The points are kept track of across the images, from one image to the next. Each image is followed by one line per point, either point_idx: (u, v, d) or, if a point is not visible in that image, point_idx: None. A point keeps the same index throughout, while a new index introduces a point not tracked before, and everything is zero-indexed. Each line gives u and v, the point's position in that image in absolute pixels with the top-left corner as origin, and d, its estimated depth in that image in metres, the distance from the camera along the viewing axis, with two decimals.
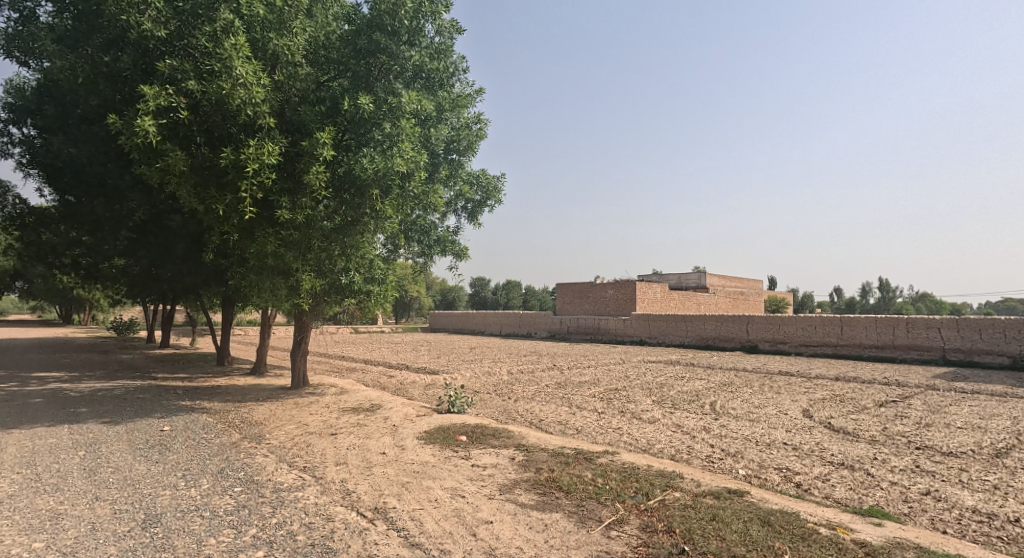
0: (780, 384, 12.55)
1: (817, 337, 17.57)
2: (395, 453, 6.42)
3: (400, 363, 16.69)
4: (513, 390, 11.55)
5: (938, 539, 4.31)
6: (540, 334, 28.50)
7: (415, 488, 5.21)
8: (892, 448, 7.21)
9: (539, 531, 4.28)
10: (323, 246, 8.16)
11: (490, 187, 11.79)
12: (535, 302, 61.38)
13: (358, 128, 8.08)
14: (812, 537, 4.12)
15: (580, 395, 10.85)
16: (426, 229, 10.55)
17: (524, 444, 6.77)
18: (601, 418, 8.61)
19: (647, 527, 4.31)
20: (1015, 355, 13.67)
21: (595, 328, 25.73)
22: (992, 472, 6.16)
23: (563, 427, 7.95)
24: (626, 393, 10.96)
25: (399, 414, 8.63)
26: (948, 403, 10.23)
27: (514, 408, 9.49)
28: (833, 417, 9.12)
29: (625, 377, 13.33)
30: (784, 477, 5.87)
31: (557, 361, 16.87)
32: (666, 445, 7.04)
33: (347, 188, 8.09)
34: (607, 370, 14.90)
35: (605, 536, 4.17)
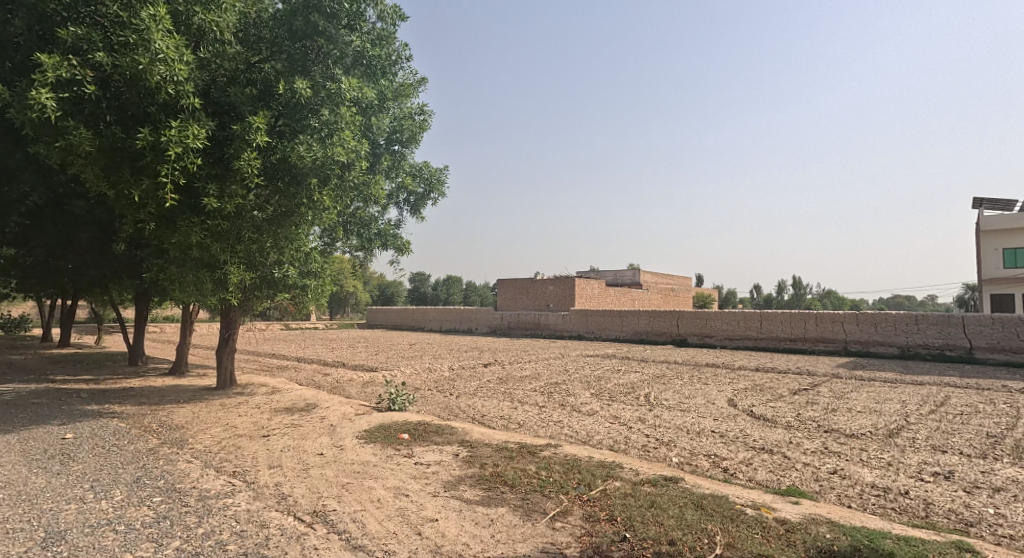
0: (707, 375, 13.43)
1: (739, 330, 18.81)
2: (334, 454, 6.52)
3: (335, 361, 16.49)
4: (454, 386, 11.78)
5: (846, 513, 4.93)
6: (481, 330, 28.69)
7: (356, 489, 5.36)
8: (805, 432, 8.00)
9: (485, 526, 4.56)
10: (254, 236, 8.08)
11: (434, 179, 11.89)
12: (475, 297, 61.63)
13: (294, 114, 7.99)
14: (740, 517, 4.62)
15: (522, 389, 11.22)
16: (365, 222, 10.54)
17: (467, 440, 7.04)
18: (542, 412, 9.01)
19: (590, 517, 4.68)
20: (906, 347, 15.28)
21: (535, 323, 26.17)
22: (886, 451, 6.99)
23: (506, 422, 8.29)
24: (565, 387, 11.45)
25: (336, 413, 8.67)
26: (851, 389, 11.36)
27: (456, 404, 9.72)
28: (754, 405, 9.94)
29: (564, 371, 13.85)
30: (712, 463, 6.43)
31: (498, 357, 17.18)
32: (604, 436, 7.50)
33: (281, 177, 8.01)
34: (546, 364, 15.37)
35: (551, 528, 4.50)
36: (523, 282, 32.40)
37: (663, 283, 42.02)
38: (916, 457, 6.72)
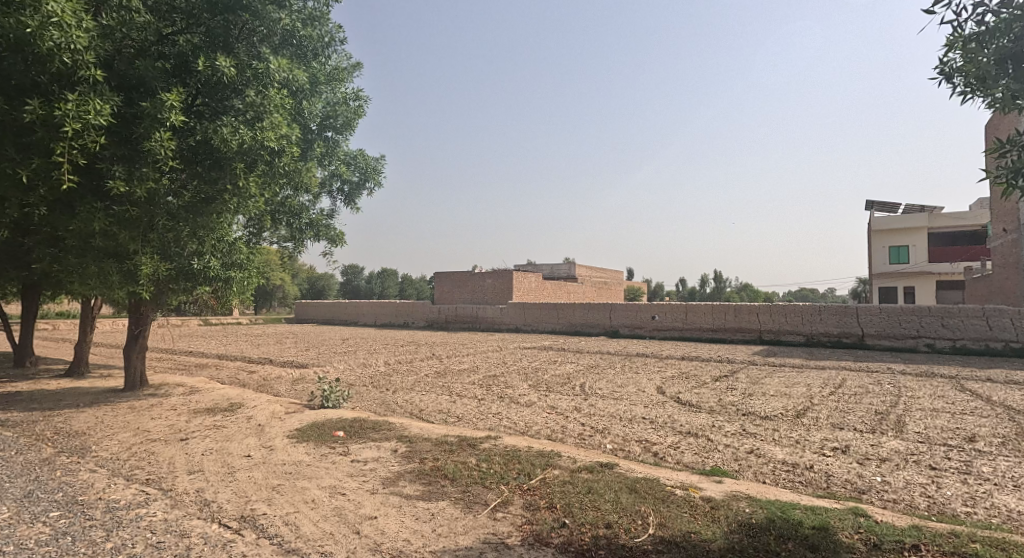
0: (637, 364, 14.22)
1: (667, 322, 19.86)
2: (263, 455, 6.55)
3: (262, 358, 16.06)
4: (391, 381, 11.88)
5: (763, 488, 5.55)
6: (418, 324, 28.54)
7: (288, 491, 5.48)
8: (726, 416, 8.74)
9: (426, 521, 4.81)
10: (169, 225, 7.57)
11: (369, 168, 11.84)
12: (411, 290, 61.04)
13: (213, 93, 7.65)
14: (671, 498, 5.10)
15: (461, 383, 11.49)
16: (295, 211, 10.33)
17: (406, 435, 7.23)
18: (482, 404, 9.33)
19: (530, 506, 5.03)
20: (813, 334, 16.74)
21: (473, 316, 26.34)
22: (794, 431, 7.77)
23: (445, 415, 8.53)
24: (503, 379, 11.82)
25: (264, 413, 8.61)
26: (765, 375, 12.43)
27: (393, 399, 9.87)
28: (681, 391, 10.71)
29: (502, 363, 14.24)
30: (643, 448, 6.95)
31: (435, 351, 17.32)
32: (542, 427, 7.91)
33: (201, 160, 7.71)
34: (484, 357, 15.70)
35: (492, 519, 4.81)
36: (460, 276, 32.52)
37: (596, 277, 43.39)
38: (819, 435, 7.50)
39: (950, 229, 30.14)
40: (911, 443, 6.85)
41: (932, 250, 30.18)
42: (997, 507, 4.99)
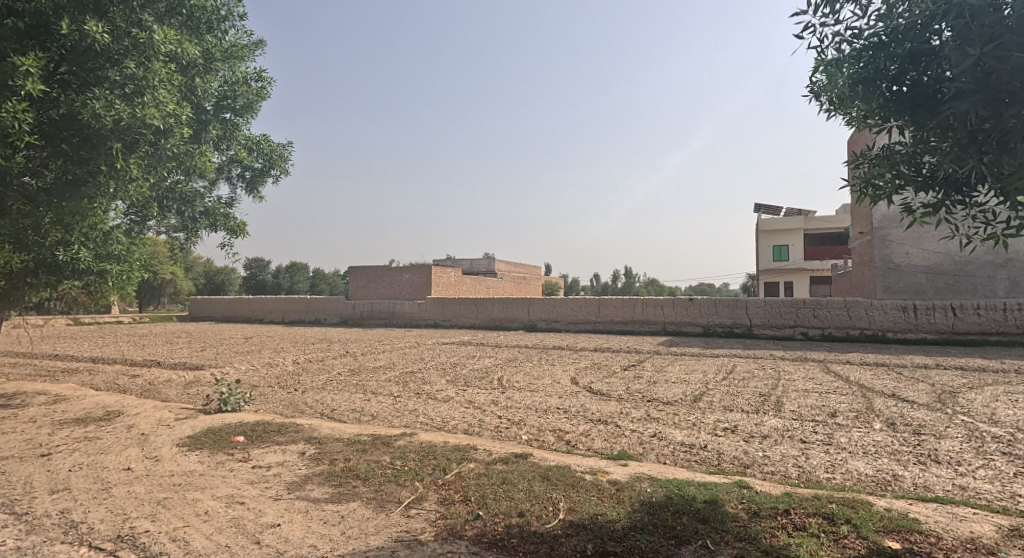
0: (553, 357, 14.75)
1: (581, 315, 20.72)
2: (146, 467, 5.80)
3: (148, 360, 14.87)
4: (299, 381, 11.55)
5: (664, 469, 5.36)
6: (330, 321, 27.54)
7: (177, 504, 4.81)
8: (633, 402, 9.26)
9: (335, 524, 4.29)
10: (28, 209, 6.31)
11: (274, 154, 11.13)
12: (323, 286, 59.17)
13: (83, 61, 6.26)
14: (581, 484, 4.58)
15: (376, 380, 11.40)
16: (187, 198, 9.36)
17: (315, 437, 6.72)
18: (398, 401, 9.33)
19: (445, 501, 4.54)
20: (709, 325, 18.18)
21: (390, 312, 25.85)
22: (692, 414, 8.33)
23: (359, 414, 8.44)
24: (421, 375, 11.84)
25: (149, 420, 7.99)
26: (668, 363, 13.40)
27: (302, 400, 9.62)
28: (593, 381, 11.28)
29: (420, 359, 14.25)
30: (557, 437, 6.59)
31: (349, 348, 16.88)
32: (459, 421, 7.69)
33: (67, 137, 6.25)
34: (401, 354, 15.63)
35: (405, 516, 4.32)
36: (377, 271, 31.90)
37: (513, 272, 44.24)
38: (713, 417, 8.09)
39: (824, 230, 33.72)
40: (788, 421, 7.52)
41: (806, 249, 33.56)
42: (853, 470, 5.24)
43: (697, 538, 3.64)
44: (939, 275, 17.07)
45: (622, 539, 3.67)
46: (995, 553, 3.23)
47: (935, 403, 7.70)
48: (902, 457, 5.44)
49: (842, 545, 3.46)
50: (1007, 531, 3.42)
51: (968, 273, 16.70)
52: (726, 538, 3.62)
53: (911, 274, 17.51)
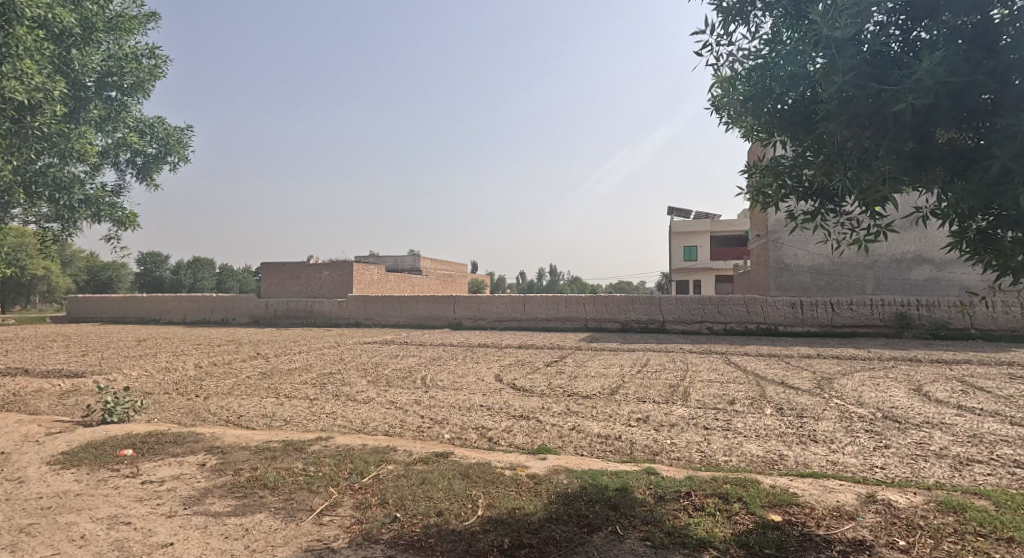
0: (477, 355, 14.88)
1: (506, 313, 20.99)
2: (6, 491, 4.91)
3: (16, 368, 13.31)
4: (203, 386, 10.85)
5: (577, 460, 5.28)
6: (240, 321, 26.03)
7: (45, 529, 4.09)
8: (554, 397, 9.50)
9: (237, 538, 3.81)
10: None
11: (172, 141, 9.30)
12: (232, 284, 56.09)
13: None
14: (500, 479, 4.43)
15: (290, 383, 10.96)
16: (64, 185, 7.30)
17: (217, 447, 5.83)
18: (313, 404, 8.89)
19: (361, 505, 4.16)
20: (626, 321, 19.08)
21: (308, 311, 24.87)
22: (609, 407, 8.68)
23: (269, 420, 7.71)
24: (339, 377, 11.51)
25: (17, 436, 7.10)
26: (589, 358, 13.90)
27: (203, 407, 8.89)
28: (516, 378, 11.47)
29: (339, 360, 13.90)
30: (479, 434, 6.66)
31: (260, 350, 16.07)
32: (380, 423, 7.31)
33: None
34: (319, 354, 15.13)
35: (316, 525, 3.92)
36: (294, 267, 30.58)
37: (438, 270, 44.11)
38: (628, 409, 8.50)
39: (729, 233, 36.25)
40: (692, 410, 8.12)
41: (712, 250, 35.89)
42: (746, 452, 5.77)
43: (607, 525, 3.64)
44: (821, 275, 18.94)
45: (537, 530, 3.57)
46: (855, 517, 3.67)
47: (815, 389, 8.56)
48: (788, 438, 6.07)
49: (734, 521, 3.71)
50: (865, 498, 3.91)
51: (844, 273, 18.66)
52: (634, 523, 3.66)
53: (798, 274, 19.24)
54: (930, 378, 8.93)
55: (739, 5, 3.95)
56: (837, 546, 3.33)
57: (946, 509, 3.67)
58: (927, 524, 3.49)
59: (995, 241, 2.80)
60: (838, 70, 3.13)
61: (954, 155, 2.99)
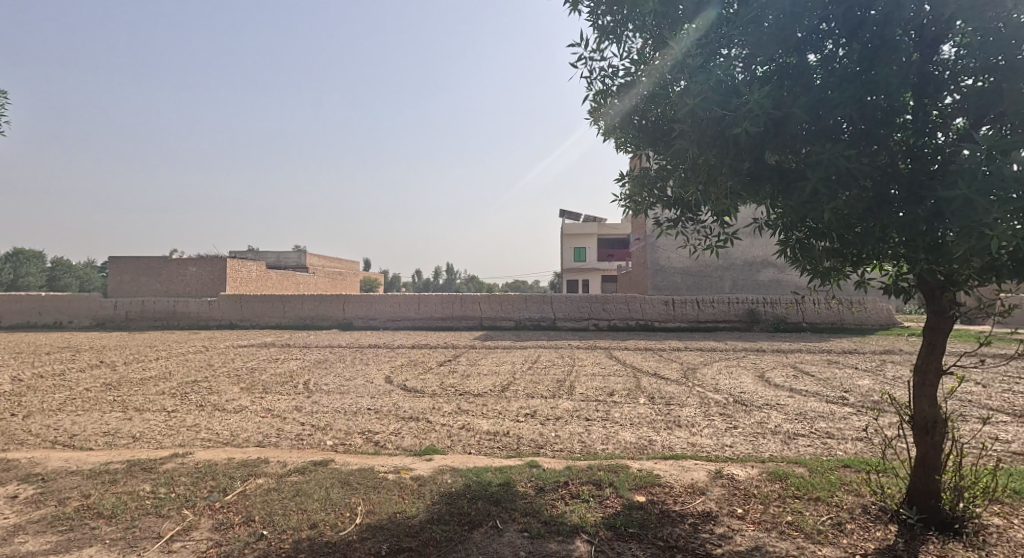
0: (367, 356, 14.49)
1: (400, 312, 20.59)
2: None
3: None
4: (33, 401, 9.40)
5: (466, 459, 5.38)
6: (78, 323, 22.23)
7: None
8: (445, 396, 9.52)
9: None
10: None
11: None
12: (79, 282, 49.52)
13: None
14: (382, 484, 4.40)
15: (146, 393, 9.83)
16: None
17: (37, 473, 4.92)
18: (170, 417, 7.79)
19: (221, 526, 3.85)
20: (520, 320, 19.53)
21: (169, 312, 22.02)
22: (499, 404, 8.91)
23: (110, 439, 6.73)
24: (206, 384, 10.58)
25: None
26: (482, 357, 14.07)
27: (26, 427, 7.51)
28: (408, 379, 11.34)
29: (209, 366, 12.80)
30: (365, 439, 6.56)
31: (108, 359, 14.28)
32: (253, 433, 6.82)
33: None
34: (183, 361, 13.78)
35: (164, 554, 3.54)
36: (156, 264, 27.84)
37: (327, 268, 42.34)
38: (517, 405, 8.78)
39: (614, 235, 38.48)
40: (577, 402, 8.57)
41: (600, 250, 37.90)
42: (621, 439, 6.24)
43: (488, 520, 3.79)
44: (689, 275, 20.80)
45: (418, 533, 3.62)
46: (705, 492, 4.12)
47: (682, 379, 9.41)
48: (657, 424, 6.65)
49: (605, 504, 4.02)
50: (714, 474, 4.41)
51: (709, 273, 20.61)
52: (514, 516, 3.84)
53: (669, 274, 20.97)
54: (772, 365, 10.21)
55: (612, 24, 4.17)
56: (689, 519, 3.73)
57: (774, 477, 4.26)
58: (760, 492, 4.03)
59: (809, 249, 3.30)
60: (691, 94, 3.45)
61: (778, 177, 3.36)
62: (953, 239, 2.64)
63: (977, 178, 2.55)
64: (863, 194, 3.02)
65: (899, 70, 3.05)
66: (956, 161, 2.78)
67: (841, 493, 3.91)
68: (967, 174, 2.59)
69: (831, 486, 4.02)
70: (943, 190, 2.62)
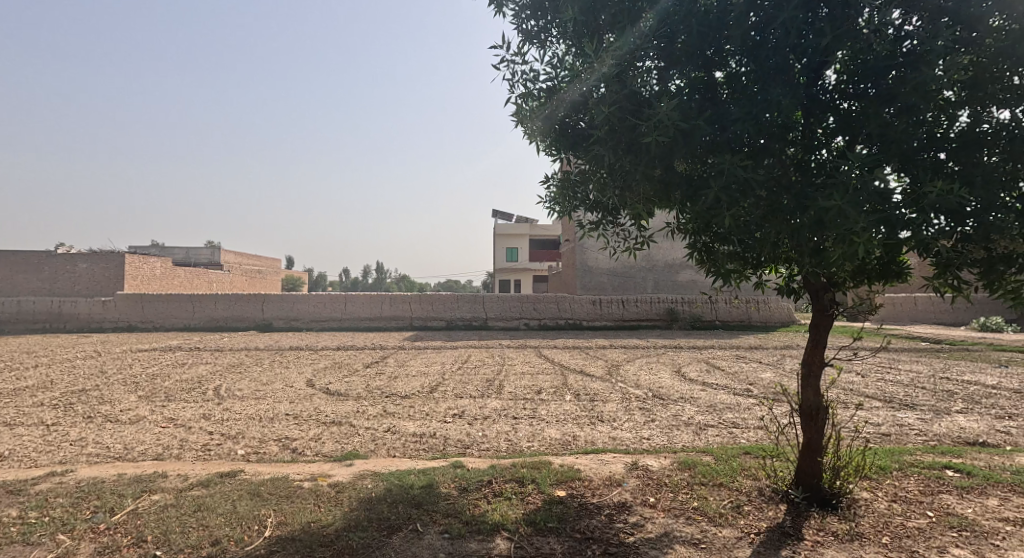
0: (287, 359, 13.91)
1: (325, 313, 19.88)
2: None
3: None
4: None
5: (387, 462, 5.29)
6: None
7: None
8: (370, 399, 9.30)
9: None
10: None
11: None
12: None
13: None
14: (296, 493, 4.24)
15: (26, 405, 8.88)
16: None
17: None
18: (54, 431, 7.09)
19: (106, 549, 3.54)
20: (451, 320, 19.43)
21: (53, 313, 19.69)
22: (426, 405, 8.82)
23: None
24: (99, 392, 9.72)
25: None
26: (410, 357, 13.87)
27: None
28: (331, 382, 10.98)
29: (104, 373, 11.76)
30: (281, 446, 6.29)
31: None
32: (151, 445, 6.35)
33: None
34: (74, 367, 12.58)
35: None
36: (34, 260, 24.79)
37: (246, 266, 40.24)
38: (445, 405, 8.73)
39: (545, 235, 39.08)
40: (505, 401, 8.64)
41: (531, 250, 38.37)
42: (546, 436, 6.35)
43: (407, 523, 3.74)
44: (616, 275, 21.49)
45: (333, 542, 3.51)
46: (622, 483, 4.28)
47: (606, 375, 9.70)
48: (581, 421, 6.82)
49: (526, 501, 4.08)
50: (631, 466, 4.58)
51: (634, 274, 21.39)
52: (434, 518, 3.81)
53: (597, 274, 21.57)
54: (689, 361, 10.74)
55: (536, 29, 4.23)
56: (605, 510, 3.86)
57: (684, 466, 4.48)
58: (670, 481, 4.23)
59: (714, 254, 3.68)
60: (607, 102, 3.57)
61: (687, 183, 3.54)
62: (831, 245, 2.88)
63: (849, 191, 2.82)
64: (759, 202, 3.24)
65: (788, 90, 3.28)
66: (834, 174, 3.04)
67: (741, 478, 4.18)
68: (842, 187, 2.85)
69: (733, 472, 4.29)
70: (822, 200, 2.85)
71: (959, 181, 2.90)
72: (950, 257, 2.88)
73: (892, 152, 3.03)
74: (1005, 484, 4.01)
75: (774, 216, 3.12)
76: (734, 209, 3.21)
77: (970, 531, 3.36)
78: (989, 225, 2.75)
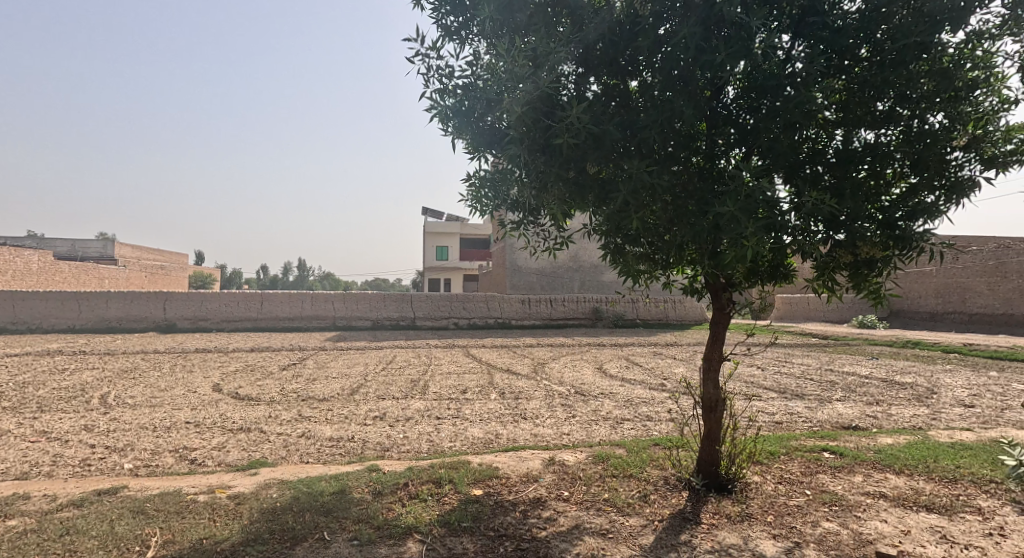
0: (194, 362, 13.05)
1: (238, 312, 18.80)
2: None
3: None
4: None
5: (296, 469, 5.07)
6: None
7: None
8: (284, 403, 8.88)
9: None
10: None
11: None
12: None
13: None
14: (189, 508, 3.96)
15: None
16: None
17: None
18: None
19: None
20: (377, 320, 18.97)
21: None
22: (346, 407, 8.53)
23: None
24: None
25: None
26: (331, 359, 13.41)
27: None
28: (240, 386, 10.38)
29: None
30: (178, 457, 5.87)
31: None
32: (18, 463, 5.72)
33: None
34: None
35: None
36: None
37: (150, 263, 37.36)
38: (365, 408, 8.48)
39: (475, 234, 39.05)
40: (428, 402, 8.52)
41: (461, 249, 38.23)
42: (468, 436, 6.33)
43: (313, 532, 3.60)
44: (544, 275, 21.79)
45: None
46: (538, 479, 4.33)
47: (531, 373, 9.80)
48: (503, 419, 6.85)
49: (442, 502, 4.03)
50: (547, 461, 4.65)
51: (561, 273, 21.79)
52: (343, 525, 3.69)
53: (525, 273, 21.77)
54: (610, 358, 11.05)
55: (456, 26, 4.16)
56: (519, 507, 3.89)
57: (598, 460, 4.61)
58: (583, 475, 4.33)
59: (625, 254, 3.80)
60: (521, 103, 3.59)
61: (598, 186, 3.62)
62: (725, 247, 3.04)
63: (741, 197, 2.97)
64: (665, 205, 3.37)
65: (692, 101, 3.42)
66: (730, 181, 3.22)
67: (649, 469, 4.35)
68: (735, 194, 3.01)
69: (642, 463, 4.45)
70: (717, 206, 3.01)
71: (832, 192, 3.14)
72: (826, 261, 3.28)
73: (780, 163, 3.25)
74: (871, 462, 4.41)
75: (679, 220, 3.32)
76: (643, 212, 3.34)
77: (840, 505, 3.66)
78: (855, 232, 3.09)
